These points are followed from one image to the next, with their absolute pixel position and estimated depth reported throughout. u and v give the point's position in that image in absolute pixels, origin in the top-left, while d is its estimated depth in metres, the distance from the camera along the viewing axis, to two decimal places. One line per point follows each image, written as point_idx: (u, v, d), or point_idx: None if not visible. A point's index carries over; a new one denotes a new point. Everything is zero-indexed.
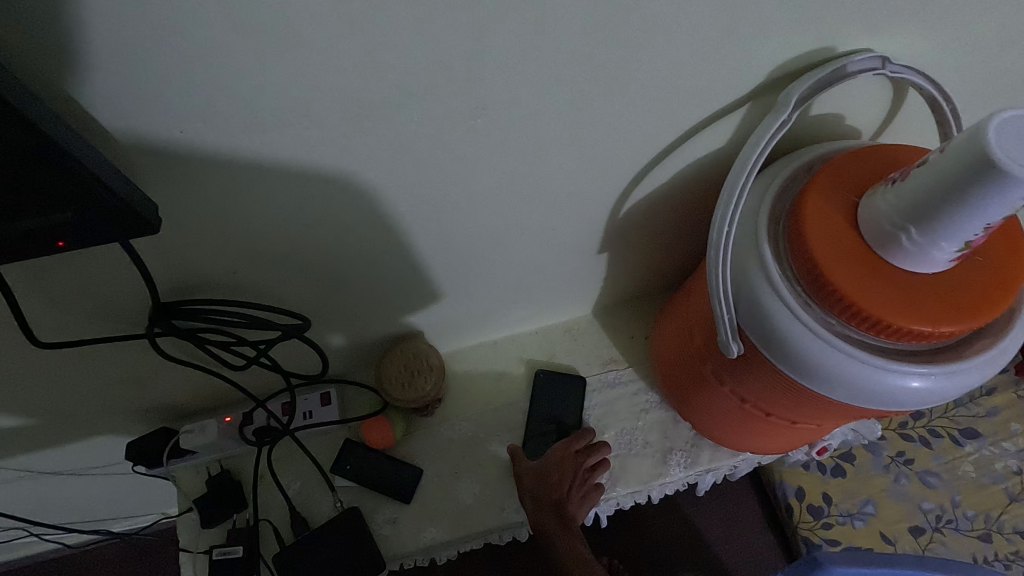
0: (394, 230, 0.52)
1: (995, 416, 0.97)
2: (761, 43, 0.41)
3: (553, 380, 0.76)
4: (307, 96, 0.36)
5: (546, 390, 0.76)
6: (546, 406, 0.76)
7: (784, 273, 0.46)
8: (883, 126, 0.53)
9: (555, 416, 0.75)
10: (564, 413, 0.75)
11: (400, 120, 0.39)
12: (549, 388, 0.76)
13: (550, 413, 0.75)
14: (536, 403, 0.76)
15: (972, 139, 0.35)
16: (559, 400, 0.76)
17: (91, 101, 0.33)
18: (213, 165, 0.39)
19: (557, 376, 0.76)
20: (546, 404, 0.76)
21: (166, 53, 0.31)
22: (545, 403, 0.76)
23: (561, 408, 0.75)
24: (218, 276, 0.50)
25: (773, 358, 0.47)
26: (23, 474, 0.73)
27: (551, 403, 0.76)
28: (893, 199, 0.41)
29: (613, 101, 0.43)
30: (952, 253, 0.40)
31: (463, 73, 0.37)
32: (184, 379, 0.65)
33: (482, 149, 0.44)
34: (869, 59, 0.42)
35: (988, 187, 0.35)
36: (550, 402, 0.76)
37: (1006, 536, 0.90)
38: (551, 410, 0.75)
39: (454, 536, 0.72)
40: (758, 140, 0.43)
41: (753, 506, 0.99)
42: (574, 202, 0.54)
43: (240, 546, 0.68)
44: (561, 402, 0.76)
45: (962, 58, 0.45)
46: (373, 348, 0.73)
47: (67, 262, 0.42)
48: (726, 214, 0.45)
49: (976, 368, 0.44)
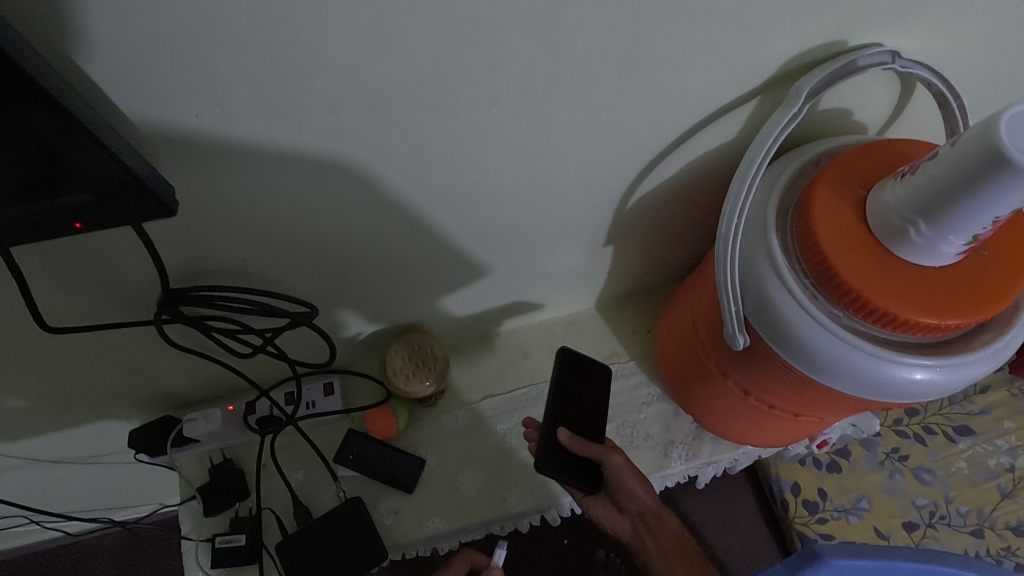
0: (402, 220, 0.52)
1: (988, 414, 0.98)
2: (777, 36, 0.41)
3: (578, 364, 0.65)
4: (323, 83, 0.36)
5: (571, 374, 0.64)
6: (571, 393, 0.64)
7: (791, 267, 0.46)
8: (888, 122, 0.54)
9: (580, 405, 0.64)
10: (589, 403, 0.65)
11: (414, 108, 0.40)
12: (575, 371, 0.64)
13: (576, 401, 0.64)
14: (562, 386, 0.64)
15: (984, 132, 0.35)
16: (582, 387, 0.65)
17: (110, 85, 0.33)
18: (228, 151, 0.39)
19: (580, 360, 0.65)
20: (571, 389, 0.64)
21: (186, 37, 0.31)
22: (571, 391, 0.64)
23: (586, 397, 0.65)
24: (226, 264, 0.50)
25: (780, 351, 0.48)
26: (24, 462, 0.72)
27: (576, 389, 0.64)
28: (902, 192, 0.41)
29: (623, 92, 0.43)
30: (959, 247, 0.41)
31: (477, 61, 0.37)
32: (188, 368, 0.65)
33: (493, 140, 0.45)
34: (879, 54, 0.42)
35: (998, 180, 0.35)
36: (575, 388, 0.64)
37: (998, 532, 0.91)
38: (576, 397, 0.64)
39: (456, 526, 0.72)
40: (769, 132, 0.44)
41: (749, 501, 0.99)
42: (583, 194, 0.55)
43: (243, 535, 0.69)
44: (585, 389, 0.65)
45: (970, 57, 0.46)
46: (376, 338, 0.73)
47: (78, 245, 0.42)
48: (734, 207, 0.45)
49: (980, 361, 0.44)
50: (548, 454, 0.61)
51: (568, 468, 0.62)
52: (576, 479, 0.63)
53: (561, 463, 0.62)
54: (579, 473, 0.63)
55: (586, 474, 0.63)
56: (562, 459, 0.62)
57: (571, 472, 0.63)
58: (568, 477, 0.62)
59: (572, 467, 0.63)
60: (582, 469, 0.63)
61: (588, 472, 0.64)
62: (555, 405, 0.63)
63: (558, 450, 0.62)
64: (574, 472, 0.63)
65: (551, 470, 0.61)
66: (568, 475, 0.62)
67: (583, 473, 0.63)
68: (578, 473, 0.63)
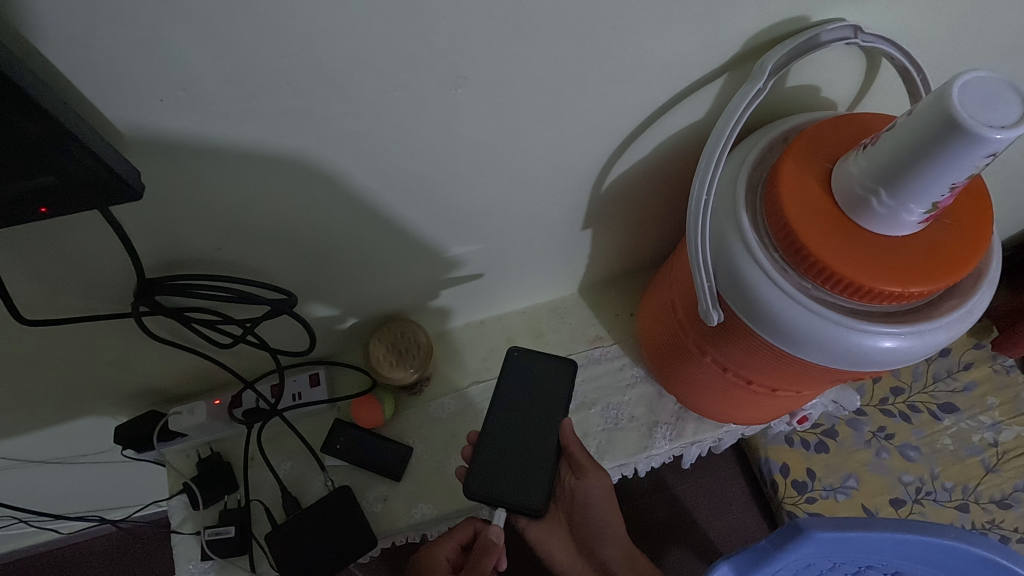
0: (377, 206, 0.52)
1: (971, 391, 1.00)
2: (741, 11, 0.41)
3: (532, 360, 0.67)
4: (285, 64, 0.36)
5: (520, 374, 0.66)
6: (519, 398, 0.66)
7: (761, 240, 0.47)
8: (857, 99, 0.55)
9: (527, 408, 0.65)
10: (544, 400, 0.66)
11: (381, 89, 0.40)
12: (529, 368, 0.67)
13: (524, 403, 0.65)
14: (507, 391, 0.66)
15: (938, 100, 0.36)
16: (535, 385, 0.66)
17: (70, 69, 0.33)
18: (195, 139, 0.39)
19: (536, 362, 0.67)
20: (520, 393, 0.66)
21: (144, 20, 0.31)
22: (519, 397, 0.66)
23: (541, 393, 0.66)
24: (203, 252, 0.50)
25: (752, 324, 0.48)
26: (11, 463, 0.72)
27: (527, 388, 0.66)
28: (864, 163, 0.42)
29: (589, 72, 0.43)
30: (921, 215, 0.42)
31: (439, 40, 0.37)
32: (171, 362, 0.65)
33: (466, 122, 0.45)
34: (841, 29, 0.43)
35: (954, 145, 0.36)
36: (524, 389, 0.66)
37: (983, 506, 0.93)
38: (527, 402, 0.66)
39: (444, 512, 0.73)
40: (735, 107, 0.44)
41: (738, 482, 1.01)
42: (559, 177, 0.55)
43: (232, 527, 0.69)
44: (541, 385, 0.66)
45: (932, 31, 0.47)
46: (360, 328, 0.73)
47: (51, 236, 0.42)
48: (704, 180, 0.46)
49: (945, 327, 0.45)
50: (477, 468, 0.63)
51: (502, 484, 0.63)
52: (510, 497, 0.63)
53: (494, 479, 0.63)
54: (516, 491, 0.63)
55: (525, 491, 0.63)
56: (495, 473, 0.63)
57: (505, 489, 0.63)
58: (500, 493, 0.62)
59: (506, 483, 0.63)
60: (520, 485, 0.63)
61: (528, 489, 0.63)
62: (494, 413, 0.64)
63: (492, 463, 0.63)
64: (508, 489, 0.63)
65: (486, 487, 0.62)
66: (503, 492, 0.63)
67: (521, 490, 0.63)
68: (515, 490, 0.63)
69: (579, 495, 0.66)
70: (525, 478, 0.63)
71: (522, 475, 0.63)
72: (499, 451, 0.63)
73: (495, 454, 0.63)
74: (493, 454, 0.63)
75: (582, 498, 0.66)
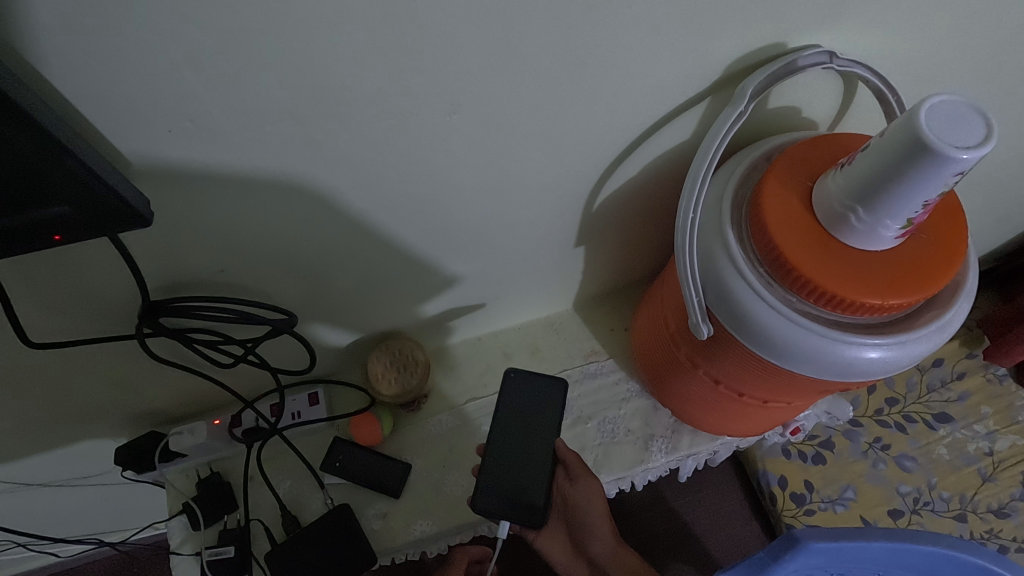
0: (375, 228, 0.54)
1: (965, 400, 1.01)
2: (720, 38, 0.43)
3: (525, 379, 0.68)
4: (287, 94, 0.38)
5: (516, 388, 0.67)
6: (521, 408, 0.67)
7: (747, 255, 0.49)
8: (836, 119, 0.57)
9: (529, 419, 0.66)
10: (536, 413, 0.67)
11: (378, 117, 0.42)
12: (522, 381, 0.68)
13: (519, 417, 0.66)
14: (502, 406, 0.66)
15: (906, 123, 0.38)
16: (530, 399, 0.67)
17: (81, 102, 0.34)
18: (199, 166, 0.41)
19: (529, 376, 0.68)
20: (519, 407, 0.67)
21: (153, 55, 0.33)
22: (520, 408, 0.67)
23: (533, 406, 0.67)
24: (206, 274, 0.52)
25: (741, 338, 0.50)
26: (11, 486, 0.72)
27: (521, 402, 0.67)
28: (842, 181, 0.44)
29: (579, 96, 0.45)
30: (897, 231, 0.44)
31: (433, 71, 0.39)
32: (172, 383, 0.66)
33: (459, 147, 0.47)
34: (817, 54, 0.45)
35: (924, 164, 0.38)
36: (521, 403, 0.67)
37: (980, 515, 0.94)
38: (524, 414, 0.67)
39: (443, 528, 0.73)
40: (718, 129, 0.46)
41: (737, 495, 1.01)
42: (552, 196, 0.57)
43: (231, 546, 0.69)
44: (534, 399, 0.67)
45: (903, 55, 0.49)
46: (359, 345, 0.74)
47: (58, 260, 0.43)
48: (690, 198, 0.48)
49: (926, 337, 0.47)
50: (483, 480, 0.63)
51: (504, 498, 0.63)
52: (516, 510, 0.63)
53: (500, 490, 0.63)
54: (520, 504, 0.63)
55: (528, 504, 0.63)
56: (500, 484, 0.63)
57: (508, 502, 0.63)
58: (506, 499, 0.63)
59: (512, 495, 0.63)
60: (518, 499, 0.63)
61: (531, 503, 0.63)
62: (496, 422, 0.66)
63: (497, 472, 0.64)
64: (514, 502, 0.63)
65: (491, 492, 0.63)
66: (508, 505, 0.63)
67: (524, 502, 0.63)
68: (520, 502, 0.63)
69: (571, 503, 0.68)
70: (527, 490, 0.64)
71: (526, 479, 0.64)
72: (504, 457, 0.64)
73: (501, 459, 0.64)
74: (498, 463, 0.64)
75: (574, 504, 0.68)
